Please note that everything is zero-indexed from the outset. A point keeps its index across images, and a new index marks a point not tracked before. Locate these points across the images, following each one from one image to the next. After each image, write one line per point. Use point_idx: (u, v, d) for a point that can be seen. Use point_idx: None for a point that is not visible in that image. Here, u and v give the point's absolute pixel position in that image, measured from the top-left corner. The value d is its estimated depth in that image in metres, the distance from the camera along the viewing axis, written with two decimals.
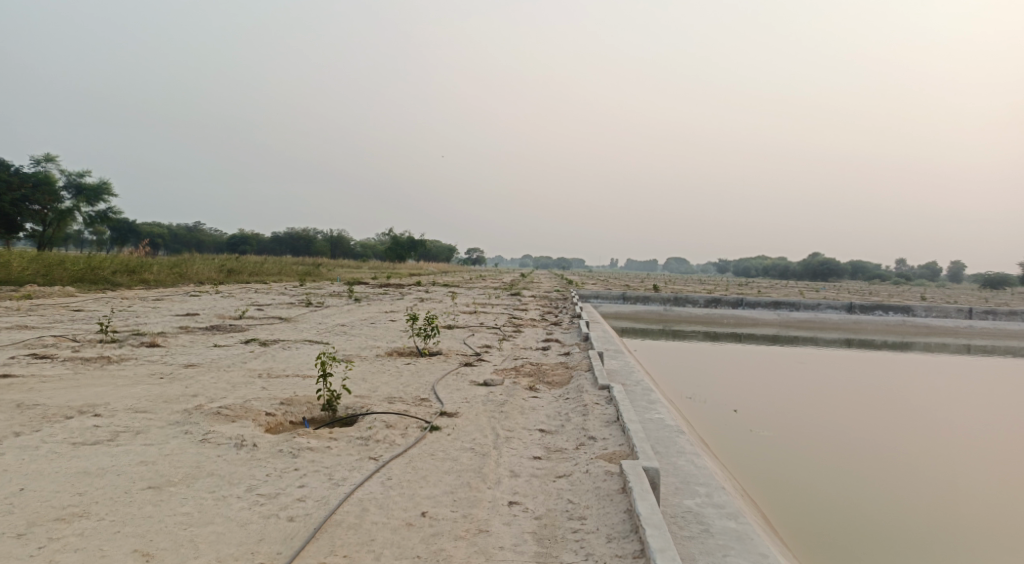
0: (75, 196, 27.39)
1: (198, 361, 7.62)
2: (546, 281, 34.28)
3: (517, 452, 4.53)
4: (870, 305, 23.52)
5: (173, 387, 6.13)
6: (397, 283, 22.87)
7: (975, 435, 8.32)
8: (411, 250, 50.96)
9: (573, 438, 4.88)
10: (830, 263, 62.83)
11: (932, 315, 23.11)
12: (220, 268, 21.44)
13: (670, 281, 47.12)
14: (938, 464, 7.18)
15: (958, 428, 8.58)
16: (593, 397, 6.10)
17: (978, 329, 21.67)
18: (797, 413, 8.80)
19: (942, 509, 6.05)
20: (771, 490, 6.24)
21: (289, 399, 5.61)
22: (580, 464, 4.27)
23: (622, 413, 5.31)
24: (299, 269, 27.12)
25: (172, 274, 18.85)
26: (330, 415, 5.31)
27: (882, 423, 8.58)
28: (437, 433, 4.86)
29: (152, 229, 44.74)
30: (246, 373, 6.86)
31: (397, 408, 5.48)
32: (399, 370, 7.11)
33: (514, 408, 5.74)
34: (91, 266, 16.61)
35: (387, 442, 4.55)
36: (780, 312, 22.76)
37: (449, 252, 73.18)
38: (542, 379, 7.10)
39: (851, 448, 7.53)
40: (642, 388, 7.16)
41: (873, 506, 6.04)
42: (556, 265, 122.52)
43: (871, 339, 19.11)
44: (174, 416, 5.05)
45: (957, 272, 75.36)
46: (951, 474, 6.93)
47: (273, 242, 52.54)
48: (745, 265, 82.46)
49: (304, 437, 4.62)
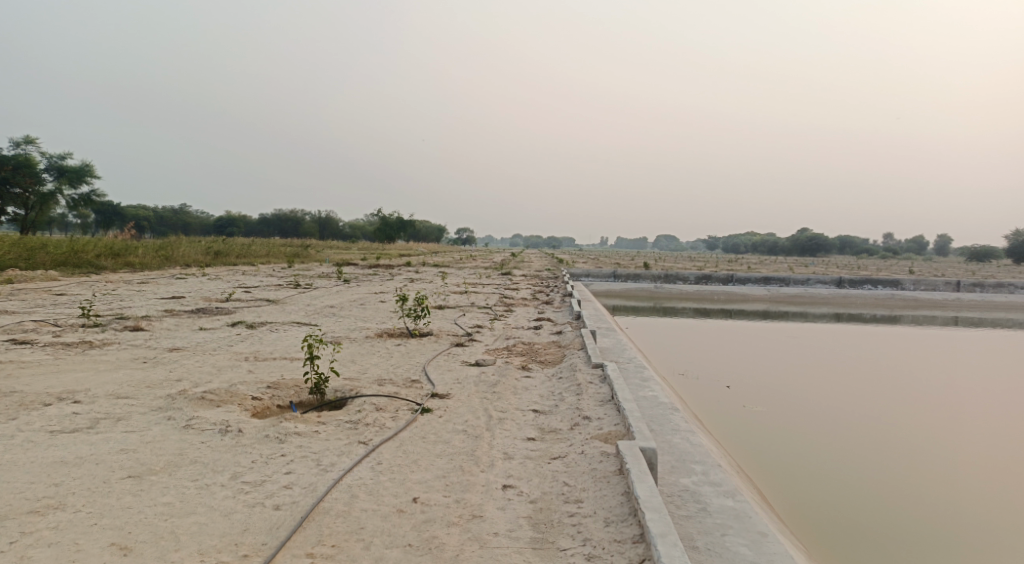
0: (57, 178, 26.87)
1: (183, 344, 7.44)
2: (537, 260, 34.14)
3: (510, 433, 4.42)
4: (859, 280, 23.60)
5: (157, 372, 5.96)
6: (387, 264, 22.66)
7: (968, 407, 8.31)
8: (401, 230, 50.60)
9: (568, 418, 4.78)
10: (819, 238, 63.03)
11: (920, 289, 23.23)
12: (207, 250, 21.11)
13: (660, 259, 47.11)
14: (932, 438, 7.15)
15: (952, 402, 8.55)
16: (586, 376, 6.01)
17: (966, 301, 21.78)
18: (790, 389, 8.75)
19: (939, 484, 6.00)
20: (765, 465, 6.21)
21: (276, 382, 5.47)
22: (575, 446, 4.17)
23: (617, 392, 5.22)
24: (288, 251, 26.82)
25: (157, 257, 18.55)
26: (318, 398, 5.18)
27: (874, 397, 8.57)
28: (428, 415, 4.75)
29: (137, 212, 44.07)
30: (232, 356, 6.70)
31: (387, 390, 5.37)
32: (390, 351, 6.98)
33: (507, 388, 5.63)
34: (74, 250, 16.29)
35: (377, 426, 4.43)
36: (769, 288, 22.78)
37: (439, 232, 72.78)
38: (535, 358, 6.99)
39: (846, 422, 7.49)
40: (635, 365, 7.08)
41: (867, 480, 6.02)
42: (546, 244, 122.37)
43: (860, 313, 19.17)
44: (156, 402, 4.90)
45: (943, 246, 75.87)
46: (944, 447, 6.90)
47: (261, 224, 52.00)
48: (735, 242, 82.61)
49: (291, 422, 4.49)
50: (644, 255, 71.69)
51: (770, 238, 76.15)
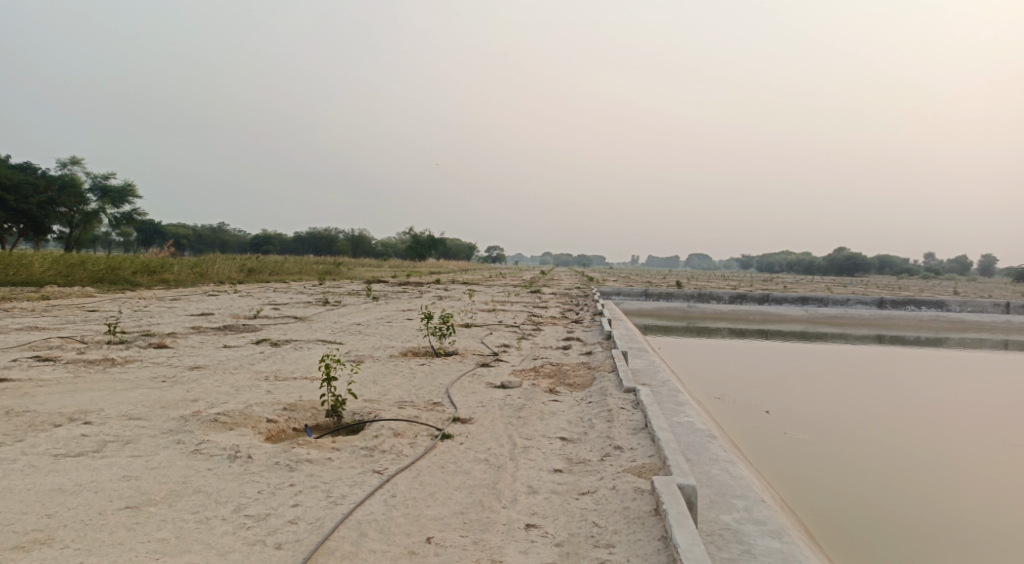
0: (100, 198, 27.55)
1: (204, 363, 7.28)
2: (568, 278, 33.74)
3: (536, 464, 4.11)
4: (902, 300, 22.71)
5: (174, 392, 5.81)
6: (418, 282, 22.52)
7: (1019, 431, 7.84)
8: (431, 248, 50.69)
9: (598, 448, 4.44)
10: (856, 258, 61.60)
11: (967, 310, 22.26)
12: (241, 267, 21.28)
13: (692, 278, 46.22)
14: (985, 464, 6.69)
15: (1004, 425, 8.05)
16: (618, 401, 5.66)
17: (1016, 323, 20.77)
18: (830, 412, 8.32)
19: (996, 516, 5.57)
20: (809, 497, 5.77)
21: (293, 403, 5.26)
22: (606, 480, 3.84)
23: (651, 420, 4.87)
24: (320, 268, 26.92)
25: (191, 274, 18.72)
26: (335, 421, 4.93)
27: (916, 421, 8.10)
28: (449, 442, 4.47)
29: (177, 230, 45.05)
30: (252, 376, 6.52)
31: (407, 413, 5.10)
32: (413, 372, 6.73)
33: (533, 414, 5.31)
34: (111, 267, 16.49)
35: (394, 453, 4.16)
36: (807, 308, 22.08)
37: (470, 250, 72.76)
38: (563, 381, 6.66)
39: (891, 448, 7.04)
40: (669, 389, 6.70)
41: (922, 513, 5.54)
42: (579, 261, 121.57)
43: (904, 335, 18.37)
44: (168, 423, 4.72)
45: (988, 266, 73.22)
46: (1000, 475, 6.44)
47: (295, 242, 52.70)
48: (770, 261, 81.04)
49: (304, 447, 4.25)
50: (676, 273, 70.81)
51: (805, 257, 74.60)
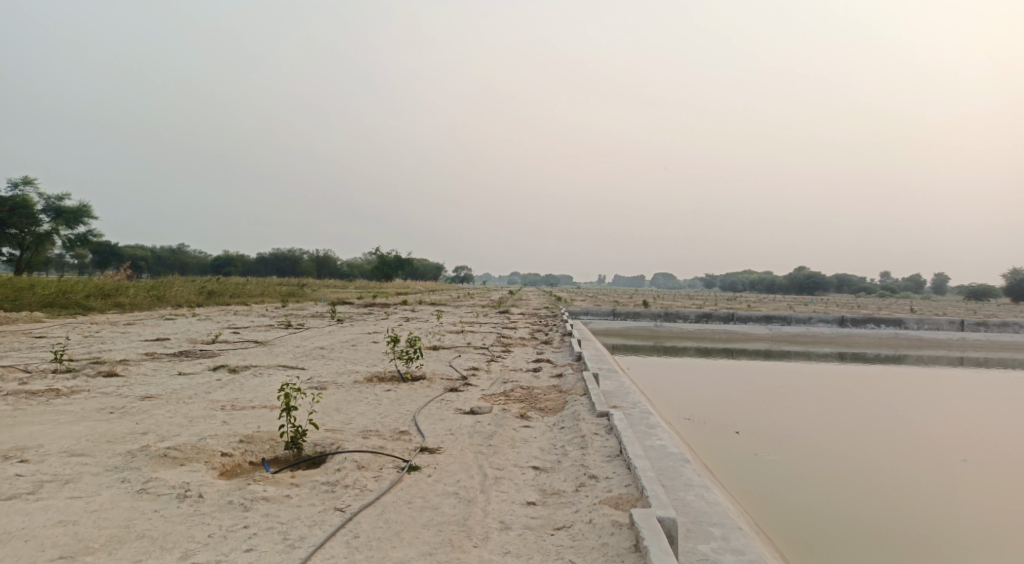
0: (54, 219, 26.60)
1: (157, 391, 6.93)
2: (536, 298, 33.60)
3: (507, 497, 3.92)
4: (862, 318, 23.13)
5: (123, 424, 5.46)
6: (384, 303, 22.16)
7: (983, 450, 7.90)
8: (397, 269, 50.18)
9: (572, 477, 4.27)
10: (815, 276, 63.03)
11: (924, 328, 22.79)
12: (200, 290, 20.66)
13: (657, 297, 46.58)
14: (947, 482, 6.73)
15: (966, 444, 8.12)
16: (590, 426, 5.51)
17: (970, 341, 21.32)
18: (800, 432, 8.27)
19: (964, 536, 5.54)
20: (782, 519, 5.66)
21: (250, 435, 4.97)
22: (582, 512, 3.67)
23: (626, 446, 4.72)
24: (283, 290, 26.40)
25: (148, 297, 18.08)
26: (295, 454, 4.68)
27: (885, 439, 8.15)
28: (416, 474, 4.25)
29: (135, 252, 43.78)
30: (208, 405, 6.20)
31: (372, 444, 4.87)
32: (378, 398, 6.48)
33: (504, 441, 5.12)
34: (62, 291, 15.81)
35: (357, 488, 3.93)
36: (771, 326, 22.33)
37: (437, 270, 72.32)
38: (534, 405, 6.48)
39: (866, 467, 7.04)
40: (640, 411, 6.57)
41: (897, 536, 5.46)
42: (546, 281, 121.84)
43: (865, 353, 18.65)
44: (113, 459, 4.40)
45: (940, 284, 75.63)
46: (963, 493, 6.46)
47: (258, 264, 51.67)
48: (733, 280, 82.40)
49: (261, 483, 4.00)
50: (642, 292, 71.47)
51: (767, 276, 76.06)
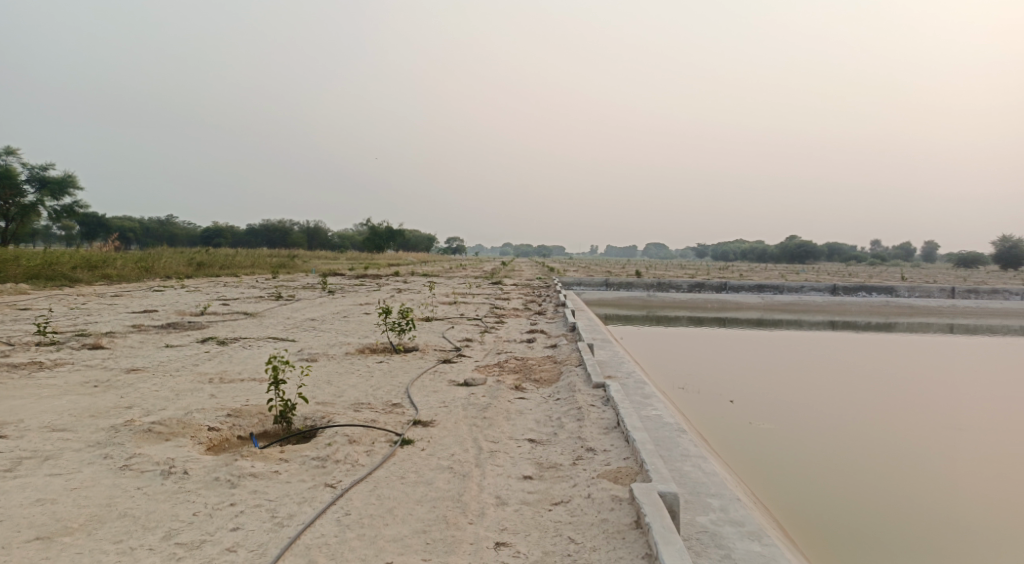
0: (38, 190, 26.07)
1: (143, 364, 6.77)
2: (528, 269, 33.44)
3: (503, 471, 3.81)
4: (853, 287, 23.12)
5: (107, 399, 5.31)
6: (376, 275, 21.94)
7: (975, 416, 7.90)
8: (389, 240, 49.84)
9: (569, 450, 4.17)
10: (807, 245, 63.14)
11: (915, 296, 22.82)
12: (189, 261, 20.39)
13: (648, 267, 46.58)
14: (939, 449, 6.71)
15: (958, 410, 8.12)
16: (586, 397, 5.41)
17: (960, 308, 21.38)
18: (795, 401, 8.22)
19: (956, 501, 5.53)
20: (777, 487, 5.60)
21: (239, 408, 4.84)
22: (580, 487, 3.58)
23: (623, 418, 4.62)
24: (274, 261, 26.09)
25: (136, 268, 17.79)
26: (284, 428, 4.56)
27: (880, 407, 8.10)
28: (409, 448, 4.14)
29: (122, 223, 43.23)
30: (195, 378, 6.06)
31: (364, 417, 4.75)
32: (371, 370, 6.35)
33: (499, 414, 5.01)
34: (48, 262, 15.51)
35: (349, 463, 3.82)
36: (763, 295, 22.30)
37: (428, 241, 71.85)
38: (529, 377, 6.37)
39: (864, 438, 6.92)
40: (636, 381, 6.48)
41: (891, 503, 5.44)
42: (538, 253, 121.83)
43: (856, 321, 18.65)
44: (95, 435, 4.26)
45: (930, 252, 76.05)
46: (955, 459, 6.44)
47: (248, 235, 51.19)
48: (725, 250, 82.41)
49: (249, 458, 3.88)
50: (634, 263, 71.37)
51: (758, 245, 76.09)
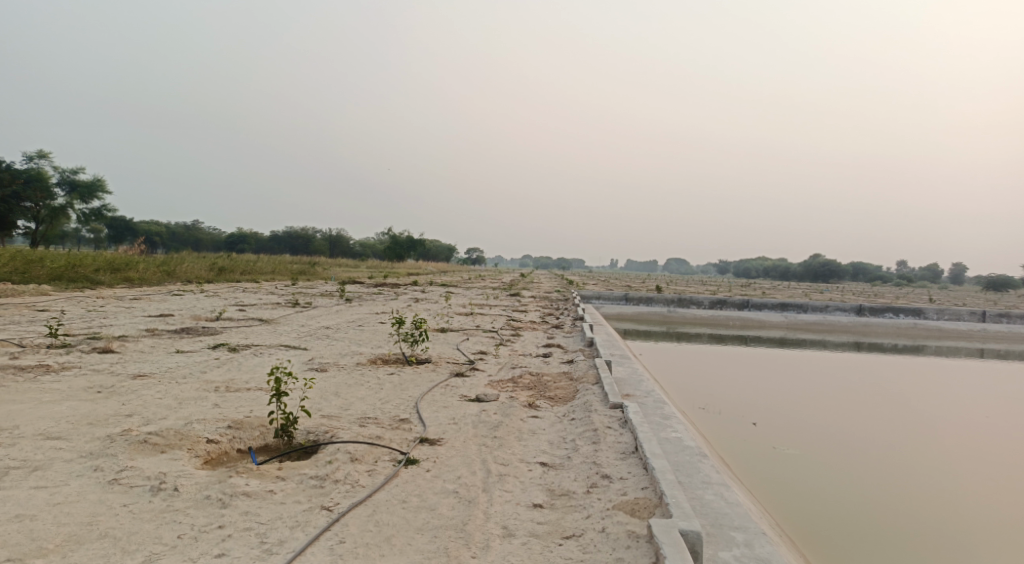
0: (69, 193, 26.42)
1: (151, 370, 6.63)
2: (547, 281, 33.11)
3: (512, 498, 3.56)
4: (880, 307, 22.50)
5: (108, 406, 5.15)
6: (395, 284, 21.85)
7: (1010, 442, 7.51)
8: (410, 249, 49.83)
9: (582, 476, 3.92)
10: (831, 264, 62.16)
11: (944, 318, 22.14)
12: (211, 266, 20.44)
13: (668, 282, 46.08)
14: (972, 473, 6.39)
15: (992, 436, 7.74)
16: (603, 418, 5.14)
17: (992, 333, 20.70)
18: (819, 424, 7.86)
19: (994, 529, 5.21)
20: (804, 515, 5.28)
21: (240, 420, 4.64)
22: (593, 519, 3.32)
23: (642, 443, 4.35)
24: (295, 267, 26.14)
25: (158, 272, 17.85)
26: (285, 443, 4.35)
27: (911, 432, 7.73)
28: (414, 468, 3.92)
29: (149, 227, 43.81)
30: (200, 386, 5.89)
31: (370, 433, 4.54)
32: (381, 382, 6.14)
33: (510, 433, 4.76)
34: (71, 264, 15.59)
35: (349, 484, 3.59)
36: (787, 314, 21.79)
37: (449, 251, 71.87)
38: (544, 394, 6.12)
39: (895, 465, 6.54)
40: (655, 400, 6.19)
41: (926, 533, 5.10)
42: (558, 264, 121.40)
43: (881, 343, 18.12)
44: (89, 445, 4.08)
45: (958, 274, 74.44)
46: (989, 485, 6.12)
47: (272, 241, 51.63)
48: (747, 267, 81.37)
49: (245, 474, 3.68)
50: (654, 277, 70.68)
51: (781, 263, 75.07)
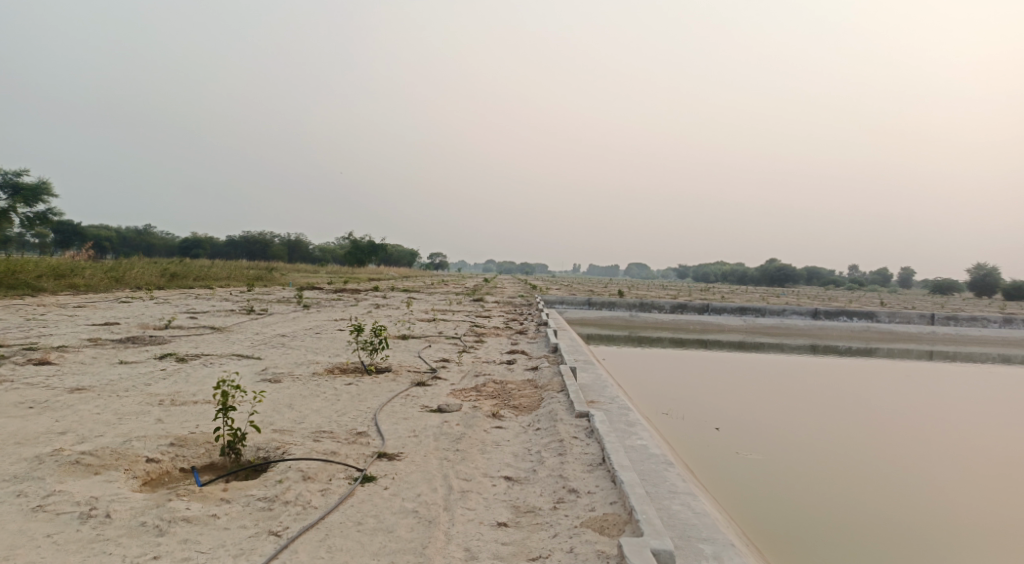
0: (11, 195, 25.21)
1: (91, 383, 6.24)
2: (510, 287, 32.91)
3: (474, 516, 3.38)
4: (834, 311, 22.98)
5: (40, 423, 4.78)
6: (355, 289, 21.41)
7: (963, 443, 7.65)
8: (371, 253, 49.12)
9: (548, 491, 3.75)
10: (787, 269, 63.59)
11: (895, 321, 22.70)
12: (162, 272, 19.71)
13: (631, 287, 46.40)
14: (931, 475, 6.44)
15: (946, 437, 7.87)
16: (569, 428, 4.99)
17: (940, 335, 21.29)
18: (780, 428, 7.87)
19: (954, 530, 5.25)
20: (770, 520, 5.22)
21: (184, 437, 4.35)
22: (560, 538, 3.17)
23: (609, 454, 4.22)
24: (252, 273, 25.47)
25: (105, 278, 17.11)
26: (233, 461, 4.08)
27: (870, 434, 7.80)
28: (371, 486, 3.70)
29: (98, 232, 42.27)
30: (144, 400, 5.54)
31: (325, 448, 4.29)
32: (338, 393, 5.89)
33: (473, 446, 4.57)
34: (10, 270, 14.80)
35: (300, 505, 3.36)
36: (746, 318, 22.06)
37: (411, 256, 71.18)
38: (507, 403, 5.94)
39: (855, 467, 6.57)
40: (620, 407, 6.07)
41: (891, 535, 5.10)
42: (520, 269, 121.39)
43: (836, 346, 18.44)
44: (14, 467, 3.75)
45: (906, 278, 76.94)
46: (946, 486, 6.18)
47: (228, 246, 50.35)
48: (706, 272, 82.68)
49: (187, 497, 3.41)
50: (616, 282, 71.17)
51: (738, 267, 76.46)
